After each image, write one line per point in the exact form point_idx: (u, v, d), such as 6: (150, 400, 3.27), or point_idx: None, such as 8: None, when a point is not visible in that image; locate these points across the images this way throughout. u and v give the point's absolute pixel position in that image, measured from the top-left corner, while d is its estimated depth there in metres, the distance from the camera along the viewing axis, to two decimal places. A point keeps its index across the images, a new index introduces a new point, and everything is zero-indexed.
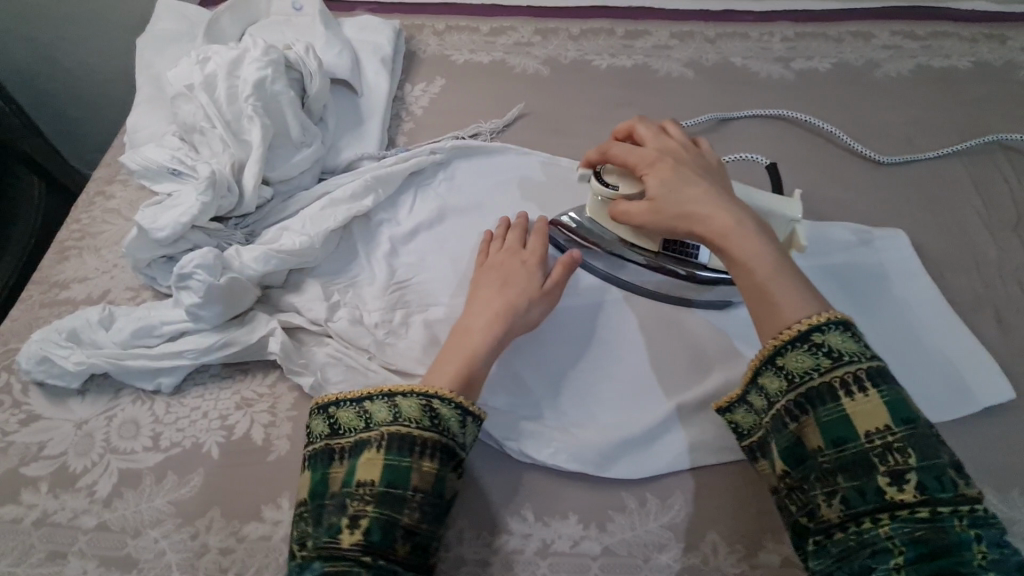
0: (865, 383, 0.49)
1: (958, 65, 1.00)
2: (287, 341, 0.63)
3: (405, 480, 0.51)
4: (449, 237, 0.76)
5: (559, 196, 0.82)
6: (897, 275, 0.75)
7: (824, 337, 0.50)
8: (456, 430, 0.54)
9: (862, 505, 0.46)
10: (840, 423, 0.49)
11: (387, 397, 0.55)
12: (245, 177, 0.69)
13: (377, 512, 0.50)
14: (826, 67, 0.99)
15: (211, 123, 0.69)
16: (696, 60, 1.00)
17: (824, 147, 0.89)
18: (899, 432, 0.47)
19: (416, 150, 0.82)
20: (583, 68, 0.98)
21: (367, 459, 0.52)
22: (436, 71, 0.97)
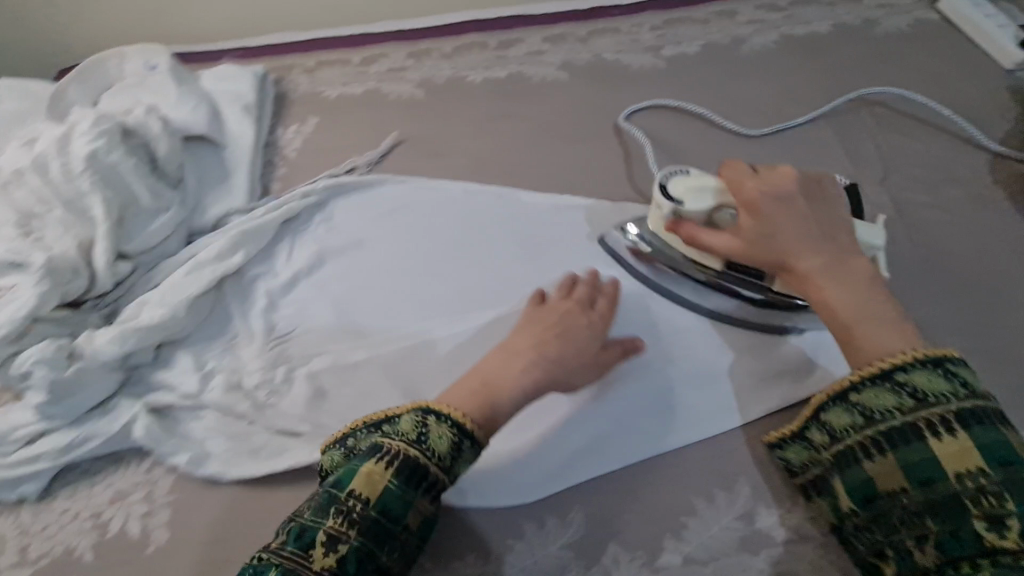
0: (954, 424, 0.47)
1: (819, 30, 1.02)
2: (153, 423, 0.60)
3: (399, 511, 0.50)
4: (332, 281, 0.74)
5: (444, 217, 0.80)
6: None
7: (908, 376, 0.49)
8: (468, 467, 0.54)
9: (957, 550, 0.44)
10: (925, 462, 0.47)
11: (422, 414, 0.54)
12: (93, 257, 0.65)
13: (359, 540, 0.48)
14: (695, 50, 1.01)
15: (48, 207, 0.66)
16: (570, 61, 1.00)
17: (700, 129, 0.90)
18: (995, 476, 0.44)
19: (286, 197, 0.79)
20: (458, 85, 0.97)
21: (368, 473, 0.50)
22: (308, 110, 0.95)
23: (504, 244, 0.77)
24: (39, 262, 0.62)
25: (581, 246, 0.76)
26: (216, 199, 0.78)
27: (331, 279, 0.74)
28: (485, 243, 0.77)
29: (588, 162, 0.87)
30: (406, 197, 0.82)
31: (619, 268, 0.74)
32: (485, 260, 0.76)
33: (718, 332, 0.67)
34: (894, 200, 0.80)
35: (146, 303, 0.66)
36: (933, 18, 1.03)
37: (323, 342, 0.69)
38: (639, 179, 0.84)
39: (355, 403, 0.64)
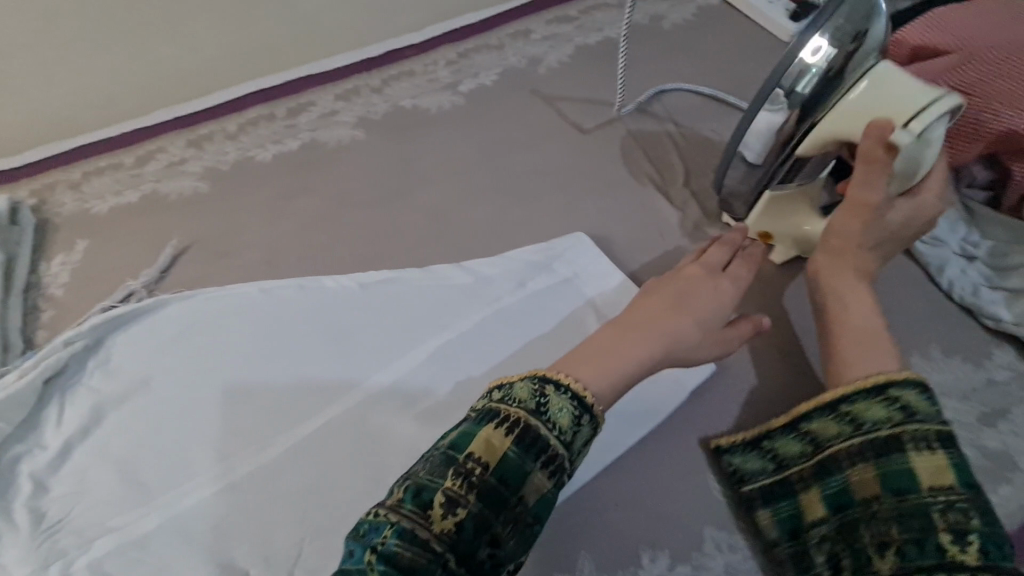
0: (936, 443, 0.49)
1: (609, 36, 1.02)
2: None
3: (518, 482, 0.47)
4: (115, 438, 0.64)
5: (240, 328, 0.71)
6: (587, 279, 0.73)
7: (897, 394, 0.52)
8: (571, 434, 0.50)
9: (921, 558, 0.45)
10: (903, 473, 0.49)
11: (552, 387, 0.51)
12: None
13: (474, 507, 0.45)
14: (493, 78, 0.97)
15: None
16: (366, 116, 0.94)
17: (505, 161, 0.87)
18: (965, 494, 0.46)
19: (44, 350, 0.68)
20: (247, 168, 0.89)
21: (486, 438, 0.47)
22: (77, 232, 0.83)
23: (307, 342, 0.70)
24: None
25: (389, 325, 0.71)
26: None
27: (113, 437, 0.64)
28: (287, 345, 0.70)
29: (393, 227, 0.81)
30: (194, 315, 0.73)
31: (434, 339, 0.69)
32: (290, 366, 0.68)
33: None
34: (697, 200, 0.80)
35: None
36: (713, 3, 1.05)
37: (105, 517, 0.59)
38: (445, 236, 0.80)
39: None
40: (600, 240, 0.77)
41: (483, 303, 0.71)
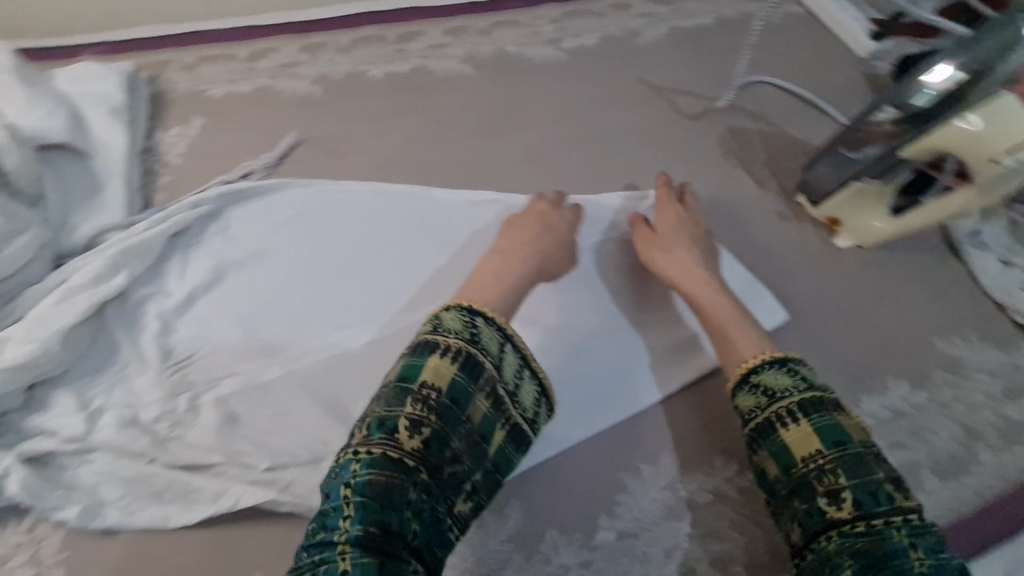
0: (797, 414, 0.52)
1: (703, 23, 1.09)
2: (31, 477, 0.54)
3: (466, 404, 0.50)
4: (235, 297, 0.68)
5: (354, 220, 0.76)
6: None
7: (757, 377, 0.56)
8: (501, 359, 0.54)
9: (814, 523, 0.47)
10: (781, 450, 0.51)
11: (467, 310, 0.55)
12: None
13: (437, 424, 0.49)
14: (593, 42, 1.04)
15: None
16: (473, 55, 0.99)
17: (603, 116, 0.92)
18: (830, 454, 0.49)
19: (172, 208, 0.71)
20: (358, 81, 0.93)
21: (434, 365, 0.50)
22: (191, 111, 0.87)
23: (423, 240, 0.74)
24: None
25: (500, 239, 0.75)
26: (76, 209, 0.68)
27: (233, 296, 0.68)
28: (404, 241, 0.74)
29: (501, 158, 0.87)
30: (311, 201, 0.76)
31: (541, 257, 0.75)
32: (401, 260, 0.73)
33: (631, 315, 0.70)
34: (777, 178, 0.87)
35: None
36: (800, 12, 1.11)
37: (232, 362, 0.64)
38: (544, 172, 0.86)
39: (270, 424, 0.61)
40: None
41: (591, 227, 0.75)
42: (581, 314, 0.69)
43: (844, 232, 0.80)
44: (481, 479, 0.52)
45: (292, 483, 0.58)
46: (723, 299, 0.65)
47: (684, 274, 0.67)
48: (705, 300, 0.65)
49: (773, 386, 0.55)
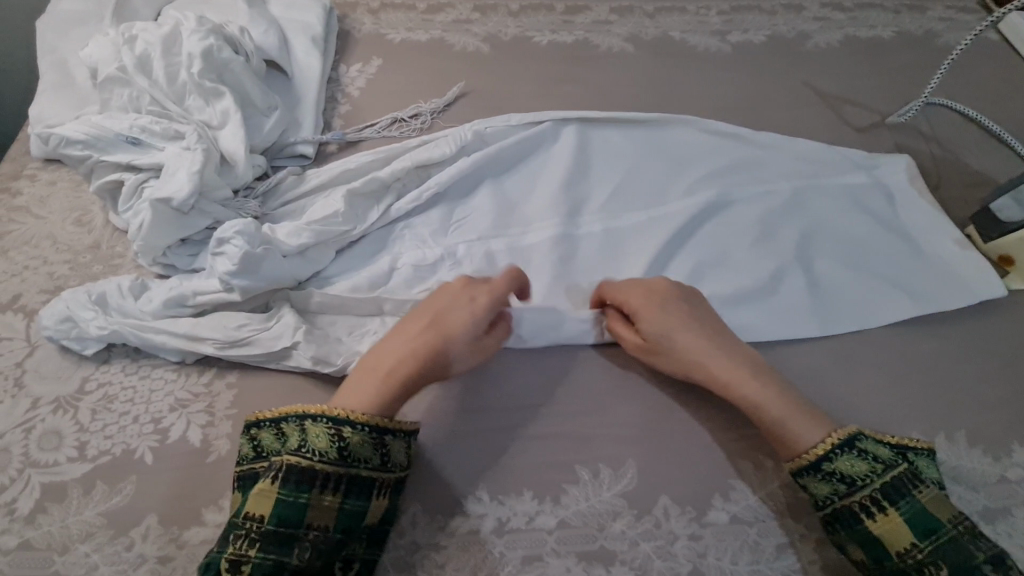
0: (883, 502, 0.51)
1: (882, 34, 1.02)
2: (249, 321, 0.61)
3: (297, 517, 0.49)
4: (441, 220, 0.73)
5: (562, 172, 0.78)
6: (879, 242, 0.75)
7: (833, 466, 0.53)
8: (325, 449, 0.51)
9: None
10: (870, 541, 0.51)
11: (298, 416, 0.53)
12: (112, 151, 0.66)
13: (297, 554, 0.49)
14: (760, 39, 1.01)
15: (161, 105, 0.68)
16: (636, 35, 1.00)
17: (763, 114, 0.90)
18: (925, 545, 0.50)
19: (432, 135, 0.78)
20: (524, 45, 0.97)
21: (258, 493, 0.50)
22: (372, 51, 0.93)
23: (629, 212, 0.76)
24: (94, 158, 0.66)
25: (697, 216, 0.75)
26: (272, 111, 0.74)
27: (441, 218, 0.73)
28: (587, 201, 0.77)
29: None
30: (526, 148, 0.80)
31: (739, 244, 0.74)
32: (597, 220, 0.75)
33: (818, 317, 0.69)
34: (946, 206, 0.82)
35: (150, 189, 0.63)
36: (994, 38, 1.02)
37: (409, 268, 0.68)
38: (721, 149, 0.82)
39: None
40: (885, 207, 0.79)
41: (775, 225, 0.75)
42: (753, 304, 0.70)
43: (1015, 274, 0.73)
44: (397, 446, 0.54)
45: (430, 393, 0.61)
46: (754, 382, 0.57)
47: (714, 364, 0.58)
48: (735, 384, 0.57)
49: (846, 473, 0.53)
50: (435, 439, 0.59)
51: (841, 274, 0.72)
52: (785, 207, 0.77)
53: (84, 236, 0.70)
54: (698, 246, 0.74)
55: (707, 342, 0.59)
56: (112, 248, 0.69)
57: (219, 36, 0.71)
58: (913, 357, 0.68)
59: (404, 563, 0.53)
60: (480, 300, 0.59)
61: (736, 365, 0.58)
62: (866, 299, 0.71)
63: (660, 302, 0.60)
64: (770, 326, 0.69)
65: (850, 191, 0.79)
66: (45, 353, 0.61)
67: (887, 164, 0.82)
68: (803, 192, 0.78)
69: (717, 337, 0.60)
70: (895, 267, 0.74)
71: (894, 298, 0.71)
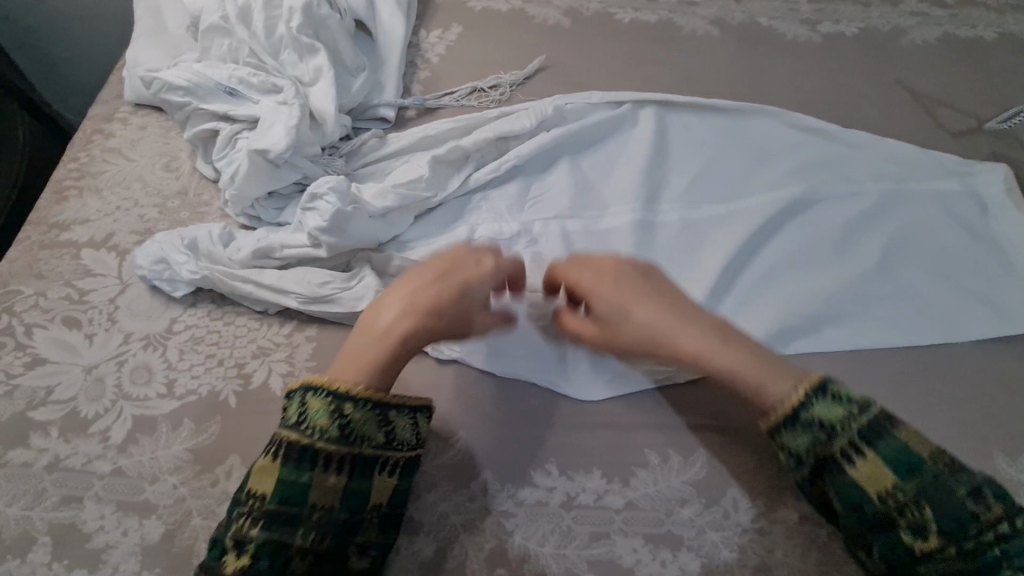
0: (863, 445, 0.47)
1: (984, 35, 0.97)
2: (330, 278, 0.62)
3: (299, 497, 0.48)
4: (515, 197, 0.72)
5: (637, 157, 0.76)
6: (966, 255, 0.72)
7: (810, 414, 0.49)
8: (326, 424, 0.49)
9: (895, 558, 0.46)
10: (856, 491, 0.47)
11: (302, 391, 0.50)
12: (211, 100, 0.67)
13: (292, 537, 0.47)
14: (853, 31, 0.96)
15: (257, 59, 0.69)
16: (722, 18, 0.96)
17: (849, 111, 0.87)
18: (909, 488, 0.46)
19: (514, 107, 0.77)
20: (606, 22, 0.94)
21: (259, 472, 0.49)
22: (452, 17, 0.92)
23: (704, 204, 0.74)
24: (192, 105, 0.67)
25: (776, 213, 0.73)
26: (359, 72, 0.74)
27: (518, 195, 0.72)
28: (664, 186, 0.75)
29: None
30: (604, 131, 0.78)
31: (817, 245, 0.72)
32: (671, 208, 0.74)
33: (892, 325, 0.68)
34: None
35: (247, 139, 0.64)
36: None
37: (484, 242, 0.68)
38: (809, 146, 0.79)
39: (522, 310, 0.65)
40: (977, 218, 0.75)
41: (854, 228, 0.73)
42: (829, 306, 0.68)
43: None
44: (401, 423, 0.52)
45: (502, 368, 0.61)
46: (718, 353, 0.52)
47: (677, 339, 0.53)
48: (704, 355, 0.52)
49: (793, 448, 0.50)
50: (505, 410, 0.59)
51: (924, 284, 0.70)
52: (872, 209, 0.74)
53: (173, 181, 0.71)
54: (772, 243, 0.72)
55: (673, 314, 0.55)
56: (199, 196, 0.70)
57: None
58: (999, 375, 0.66)
59: (472, 527, 0.54)
60: (493, 266, 0.57)
61: (704, 338, 0.53)
62: (947, 311, 0.69)
63: (609, 269, 0.58)
64: (846, 329, 0.67)
65: (941, 197, 0.76)
66: (135, 292, 0.63)
67: (982, 172, 0.78)
68: (889, 197, 0.75)
69: (673, 302, 0.55)
70: (983, 281, 0.71)
71: (980, 314, 0.69)
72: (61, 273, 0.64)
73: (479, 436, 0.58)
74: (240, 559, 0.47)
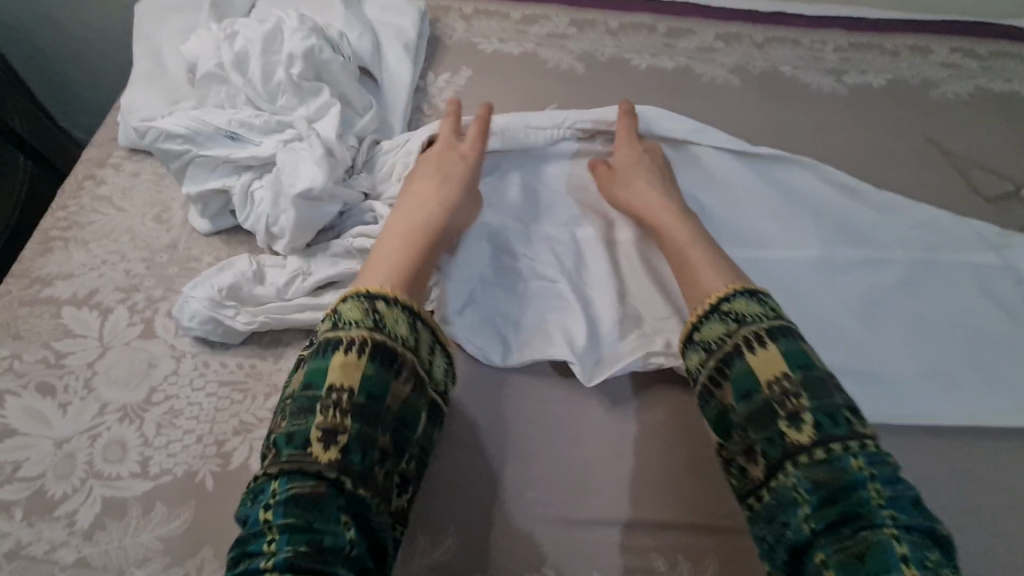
0: (765, 339, 0.52)
1: (1019, 90, 0.92)
2: None
3: (381, 392, 0.48)
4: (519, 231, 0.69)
5: None
6: (1002, 338, 0.67)
7: (729, 305, 0.55)
8: (405, 331, 0.51)
9: (775, 453, 0.48)
10: (746, 375, 0.52)
11: (388, 296, 0.52)
12: (213, 146, 0.63)
13: (362, 430, 0.46)
14: (881, 82, 0.92)
15: (256, 105, 0.66)
16: (742, 66, 0.93)
17: (876, 170, 0.82)
18: (795, 377, 0.50)
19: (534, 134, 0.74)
20: (621, 68, 0.91)
21: (341, 365, 0.48)
22: (462, 60, 0.89)
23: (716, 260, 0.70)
24: (192, 154, 0.62)
25: (786, 274, 0.70)
26: (365, 110, 0.70)
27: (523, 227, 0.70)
28: None
29: None
30: None
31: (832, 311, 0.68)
32: None
33: (914, 405, 0.63)
34: None
35: (265, 188, 0.62)
36: None
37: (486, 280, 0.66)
38: (830, 197, 0.75)
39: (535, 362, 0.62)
40: (1014, 298, 0.70)
41: (874, 297, 0.69)
42: (842, 381, 0.64)
43: None
44: (439, 362, 0.53)
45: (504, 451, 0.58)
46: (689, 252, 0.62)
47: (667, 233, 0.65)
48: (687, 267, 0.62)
49: (688, 369, 0.56)
50: (501, 503, 0.55)
51: (952, 367, 0.66)
52: (898, 280, 0.70)
53: (162, 234, 0.68)
54: (783, 306, 0.68)
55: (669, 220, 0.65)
56: (189, 251, 0.67)
57: (319, 35, 0.68)
58: None
59: None
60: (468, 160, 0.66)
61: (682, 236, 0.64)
62: (975, 398, 0.64)
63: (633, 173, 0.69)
64: (871, 414, 0.62)
65: (974, 271, 0.71)
66: (115, 357, 0.60)
67: (1021, 245, 0.73)
68: (916, 266, 0.71)
69: (661, 210, 0.66)
70: (1017, 368, 0.66)
71: (1014, 406, 0.63)
72: (39, 333, 0.61)
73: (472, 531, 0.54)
74: (327, 450, 0.45)
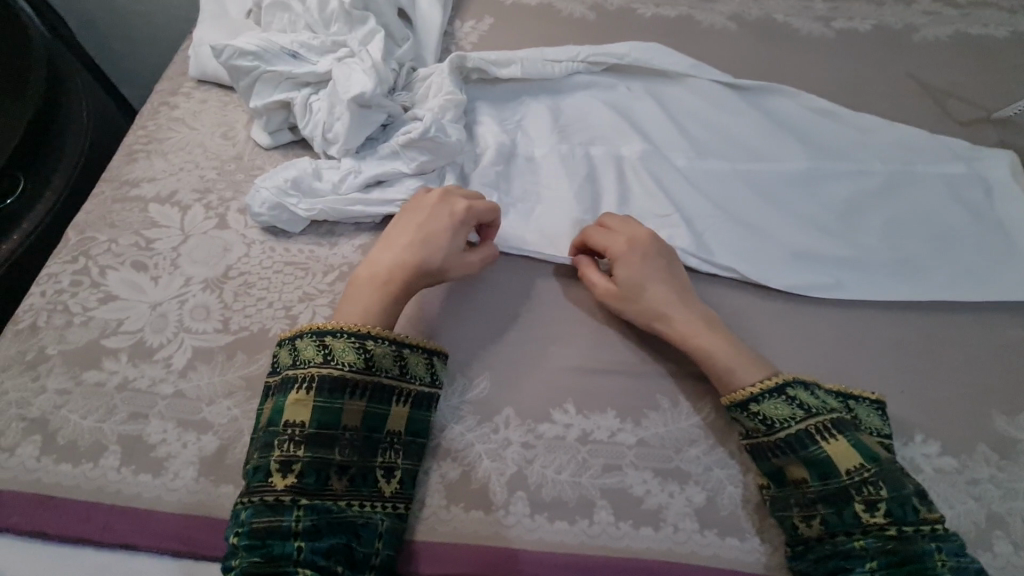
0: (833, 431, 0.54)
1: (995, 33, 1.00)
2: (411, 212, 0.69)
3: (336, 420, 0.54)
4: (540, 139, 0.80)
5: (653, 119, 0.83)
6: (969, 234, 0.75)
7: (791, 392, 0.57)
8: (353, 359, 0.56)
9: (840, 526, 0.52)
10: (823, 459, 0.54)
11: (314, 335, 0.57)
12: (276, 63, 0.73)
13: (314, 454, 0.53)
14: (866, 28, 1.01)
15: (314, 30, 0.76)
16: (739, 14, 1.02)
17: (860, 99, 0.91)
18: (871, 468, 0.52)
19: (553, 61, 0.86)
20: (628, 16, 1.00)
21: (295, 403, 0.54)
22: (485, 10, 0.99)
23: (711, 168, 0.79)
24: (261, 69, 0.72)
25: (777, 179, 0.78)
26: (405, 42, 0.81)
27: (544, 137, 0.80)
28: (675, 144, 0.81)
29: None
30: (625, 93, 0.86)
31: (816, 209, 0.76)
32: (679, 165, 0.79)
33: (890, 284, 0.71)
34: None
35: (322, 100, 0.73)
36: None
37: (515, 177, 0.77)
38: (815, 117, 0.85)
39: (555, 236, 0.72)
40: (980, 200, 0.78)
41: (854, 199, 0.77)
42: (824, 265, 0.72)
43: None
44: (415, 359, 0.59)
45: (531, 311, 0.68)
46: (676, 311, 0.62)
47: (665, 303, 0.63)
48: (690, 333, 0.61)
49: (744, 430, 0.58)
50: (527, 355, 0.64)
51: (924, 254, 0.73)
52: (878, 186, 0.78)
53: (229, 147, 0.78)
54: (772, 204, 0.76)
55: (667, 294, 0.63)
56: (253, 160, 0.77)
57: None
58: (997, 344, 0.68)
59: (496, 455, 0.59)
60: (464, 209, 0.65)
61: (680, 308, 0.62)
62: (944, 280, 0.71)
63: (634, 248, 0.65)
64: (851, 291, 0.70)
65: (945, 180, 0.79)
66: (196, 241, 0.70)
67: (987, 158, 0.81)
68: (893, 174, 0.79)
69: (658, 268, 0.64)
70: (981, 258, 0.74)
71: (979, 286, 0.71)
72: (130, 224, 0.71)
73: (503, 375, 0.63)
74: (287, 478, 0.52)
